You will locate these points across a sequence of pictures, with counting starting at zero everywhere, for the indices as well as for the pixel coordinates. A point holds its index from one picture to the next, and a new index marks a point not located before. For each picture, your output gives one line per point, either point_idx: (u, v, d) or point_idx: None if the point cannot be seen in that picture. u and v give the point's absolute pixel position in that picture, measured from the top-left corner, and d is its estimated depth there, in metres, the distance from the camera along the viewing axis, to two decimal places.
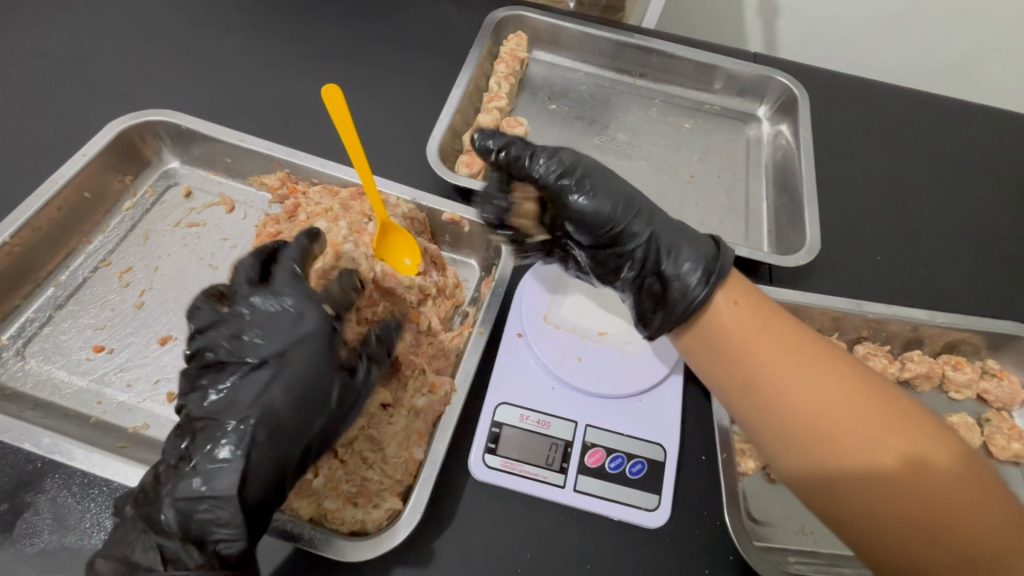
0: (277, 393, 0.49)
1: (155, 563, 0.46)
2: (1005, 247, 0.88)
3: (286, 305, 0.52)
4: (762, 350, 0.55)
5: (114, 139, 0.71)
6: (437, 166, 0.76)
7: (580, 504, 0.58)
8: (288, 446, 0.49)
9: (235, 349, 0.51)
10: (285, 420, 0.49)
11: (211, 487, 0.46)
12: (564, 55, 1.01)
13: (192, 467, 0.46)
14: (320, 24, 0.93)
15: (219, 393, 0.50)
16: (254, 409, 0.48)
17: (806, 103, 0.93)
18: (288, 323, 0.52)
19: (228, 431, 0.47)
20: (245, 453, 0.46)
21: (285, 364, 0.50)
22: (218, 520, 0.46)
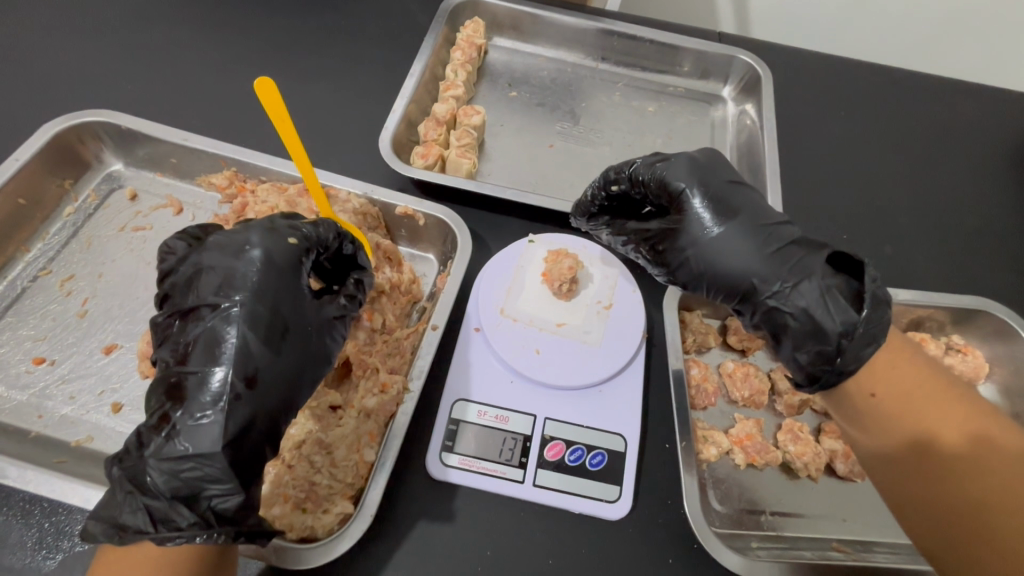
0: (245, 332, 0.48)
1: (144, 525, 0.43)
2: (970, 221, 0.87)
3: (252, 245, 0.51)
4: (909, 387, 0.53)
5: (49, 142, 0.69)
6: (389, 159, 0.74)
7: (539, 499, 0.57)
8: (271, 395, 0.48)
9: (201, 297, 0.50)
10: (264, 366, 0.48)
11: (197, 443, 0.44)
12: (525, 41, 0.99)
13: (172, 426, 0.45)
14: (268, 16, 0.91)
15: (187, 343, 0.48)
16: (227, 358, 0.47)
17: (770, 81, 0.92)
18: (253, 264, 0.51)
19: (207, 383, 0.46)
20: (227, 407, 0.45)
21: (256, 305, 0.49)
22: (208, 476, 0.44)
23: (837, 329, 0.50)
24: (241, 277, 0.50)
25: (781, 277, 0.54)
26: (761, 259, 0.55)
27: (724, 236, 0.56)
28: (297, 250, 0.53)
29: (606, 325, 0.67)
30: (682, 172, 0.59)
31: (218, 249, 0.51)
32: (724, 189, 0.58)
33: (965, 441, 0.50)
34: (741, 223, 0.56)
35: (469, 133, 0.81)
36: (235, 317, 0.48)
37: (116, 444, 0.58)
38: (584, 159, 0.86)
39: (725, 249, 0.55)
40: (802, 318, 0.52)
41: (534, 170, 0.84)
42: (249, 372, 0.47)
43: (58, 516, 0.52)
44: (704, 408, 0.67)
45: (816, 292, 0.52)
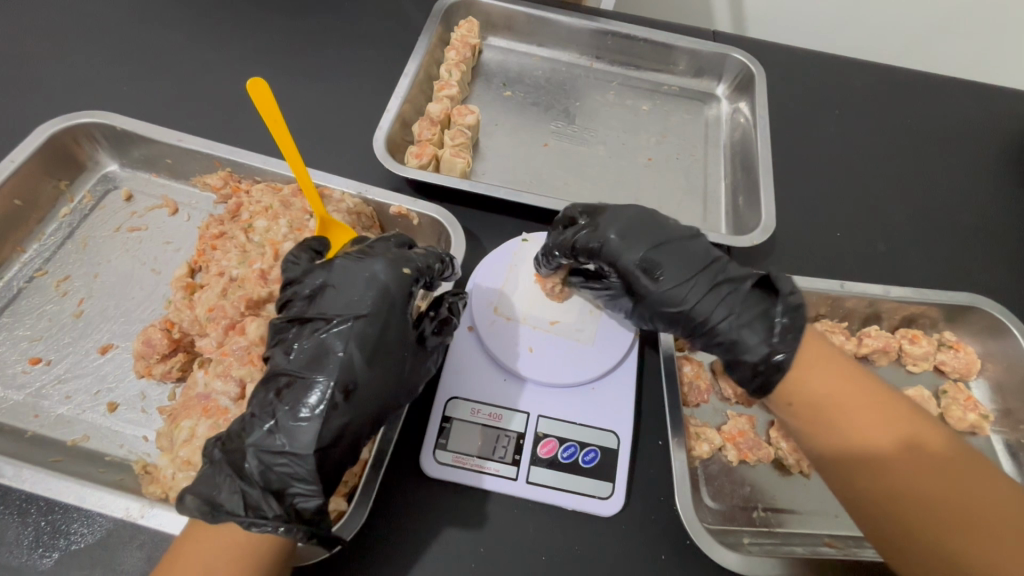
0: (355, 352, 0.50)
1: (237, 508, 0.46)
2: (963, 218, 0.88)
3: (370, 268, 0.54)
4: (825, 392, 0.53)
5: (45, 143, 0.69)
6: (384, 158, 0.74)
7: (533, 496, 0.58)
8: (364, 411, 0.50)
9: (321, 307, 0.53)
10: (362, 381, 0.50)
11: (294, 442, 0.47)
12: (519, 40, 0.99)
13: (274, 422, 0.48)
14: (263, 17, 0.91)
15: (301, 349, 0.51)
16: (335, 370, 0.49)
17: (763, 80, 0.92)
18: (368, 285, 0.53)
19: (312, 391, 0.49)
20: (326, 414, 0.48)
21: (366, 326, 0.51)
22: (297, 475, 0.47)
23: (758, 359, 0.55)
24: (354, 297, 0.52)
25: (706, 318, 0.57)
26: (690, 305, 0.58)
27: (661, 291, 0.58)
28: (408, 275, 0.55)
29: (598, 323, 0.67)
30: (608, 237, 0.60)
31: (337, 267, 0.54)
32: (651, 240, 0.60)
33: (879, 445, 0.50)
34: (670, 272, 0.58)
35: (462, 133, 0.81)
36: (345, 334, 0.51)
37: (112, 443, 0.58)
38: (578, 158, 0.86)
39: (665, 301, 0.58)
40: (734, 352, 0.56)
41: (528, 169, 0.84)
42: (348, 386, 0.49)
43: (54, 515, 0.52)
44: (697, 405, 0.67)
45: (740, 327, 0.56)
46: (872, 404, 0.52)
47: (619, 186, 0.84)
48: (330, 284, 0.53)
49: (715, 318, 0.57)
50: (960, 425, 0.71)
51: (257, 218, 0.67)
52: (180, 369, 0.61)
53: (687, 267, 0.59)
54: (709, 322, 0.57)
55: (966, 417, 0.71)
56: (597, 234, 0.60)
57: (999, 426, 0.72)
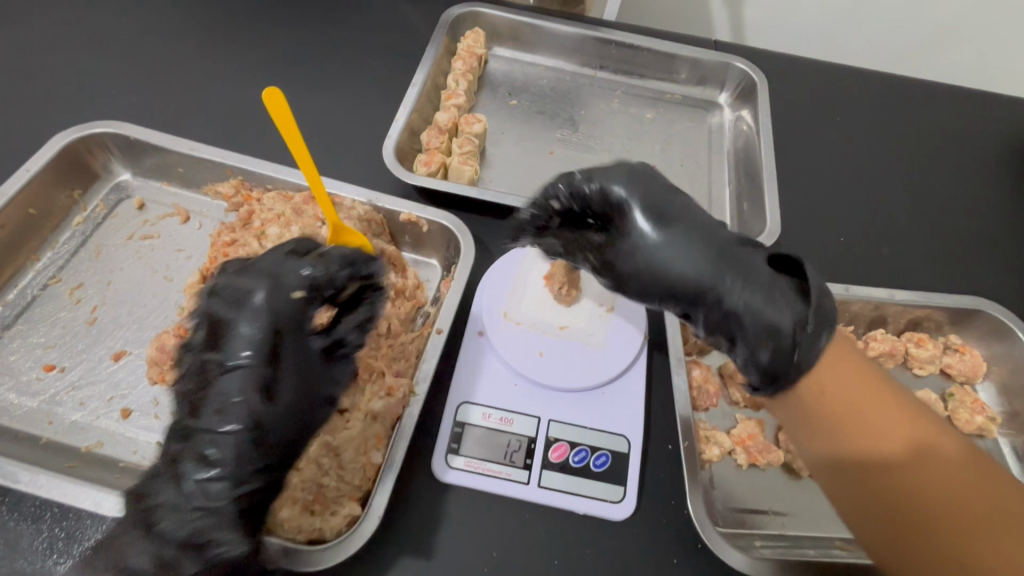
0: (251, 392, 0.48)
1: (148, 567, 0.45)
2: (965, 223, 0.88)
3: (257, 303, 0.51)
4: (857, 392, 0.51)
5: (58, 154, 0.70)
6: (393, 168, 0.75)
7: (546, 500, 0.58)
8: (276, 447, 0.49)
9: (213, 348, 0.51)
10: (267, 419, 0.48)
11: (207, 496, 0.46)
12: (524, 50, 1.00)
13: (177, 477, 0.47)
14: (273, 28, 0.93)
15: (195, 397, 0.49)
16: (231, 416, 0.48)
17: (765, 88, 0.94)
18: (258, 321, 0.50)
19: (208, 440, 0.47)
20: (229, 462, 0.47)
21: (256, 362, 0.49)
22: (213, 526, 0.45)
23: (789, 324, 0.50)
24: (242, 337, 0.50)
25: (731, 286, 0.52)
26: (715, 271, 0.53)
27: (677, 253, 0.54)
28: (298, 304, 0.52)
29: (607, 327, 0.68)
30: (615, 181, 0.57)
31: (220, 308, 0.52)
32: (677, 201, 0.58)
33: (893, 449, 0.49)
34: (689, 237, 0.55)
35: (470, 140, 0.82)
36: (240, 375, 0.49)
37: (126, 449, 0.58)
38: (583, 165, 0.87)
39: (671, 259, 0.54)
40: (767, 322, 0.50)
41: (535, 177, 0.85)
42: (251, 428, 0.47)
43: (69, 521, 0.52)
44: (706, 409, 0.68)
45: (764, 291, 0.51)
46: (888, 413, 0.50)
47: None
48: (218, 326, 0.51)
49: (728, 279, 0.52)
50: (968, 428, 0.71)
51: (269, 225, 0.68)
52: None
53: (702, 231, 0.55)
54: (730, 291, 0.52)
55: (973, 419, 0.71)
56: (619, 178, 0.57)
57: (1006, 428, 0.72)
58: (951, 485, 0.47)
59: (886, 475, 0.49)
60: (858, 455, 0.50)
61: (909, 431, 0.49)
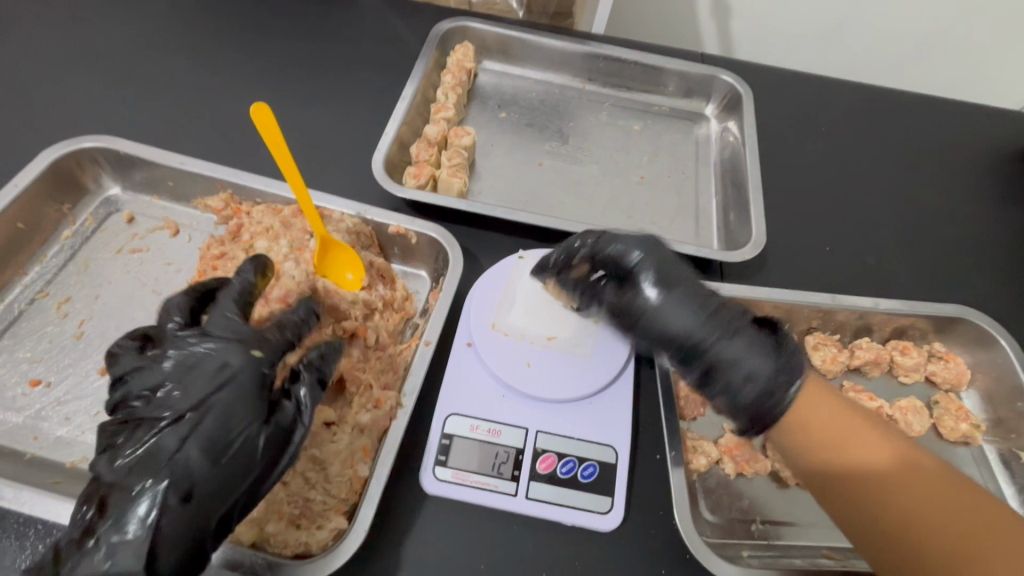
0: (192, 452, 0.47)
1: None
2: (948, 231, 0.90)
3: (217, 359, 0.51)
4: (827, 414, 0.57)
5: (48, 168, 0.70)
6: (383, 180, 0.76)
7: (534, 511, 0.58)
8: (204, 514, 0.46)
9: (154, 405, 0.50)
10: (201, 480, 0.47)
11: (119, 560, 0.44)
12: (513, 63, 1.02)
13: (98, 539, 0.45)
14: (265, 43, 0.94)
15: (126, 457, 0.47)
16: (167, 470, 0.46)
17: (750, 100, 0.95)
18: (215, 376, 0.50)
19: (138, 496, 0.45)
20: (154, 523, 0.45)
21: (205, 420, 0.48)
22: None
23: (760, 385, 0.57)
24: (202, 376, 0.50)
25: (714, 340, 0.58)
26: (700, 328, 0.59)
27: (665, 310, 0.61)
28: (259, 362, 0.52)
29: (595, 338, 0.68)
30: (635, 248, 0.65)
31: (173, 358, 0.51)
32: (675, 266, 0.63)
33: (875, 466, 0.54)
34: (679, 294, 0.61)
35: (459, 153, 0.83)
36: (186, 431, 0.48)
37: None
38: (572, 177, 0.88)
39: (665, 316, 0.61)
40: (735, 387, 0.58)
41: (524, 188, 0.86)
42: (184, 488, 0.46)
43: (52, 537, 0.51)
44: (693, 418, 0.68)
45: (746, 350, 0.58)
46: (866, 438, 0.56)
47: (614, 203, 0.86)
48: (168, 379, 0.50)
49: (711, 340, 0.59)
50: (953, 435, 0.72)
51: (258, 239, 0.69)
52: None
53: (692, 289, 0.62)
54: (712, 342, 0.59)
55: (958, 426, 0.72)
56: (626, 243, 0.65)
57: (991, 435, 0.73)
58: (908, 491, 0.52)
59: (853, 485, 0.55)
60: (833, 470, 0.56)
61: (872, 446, 0.55)
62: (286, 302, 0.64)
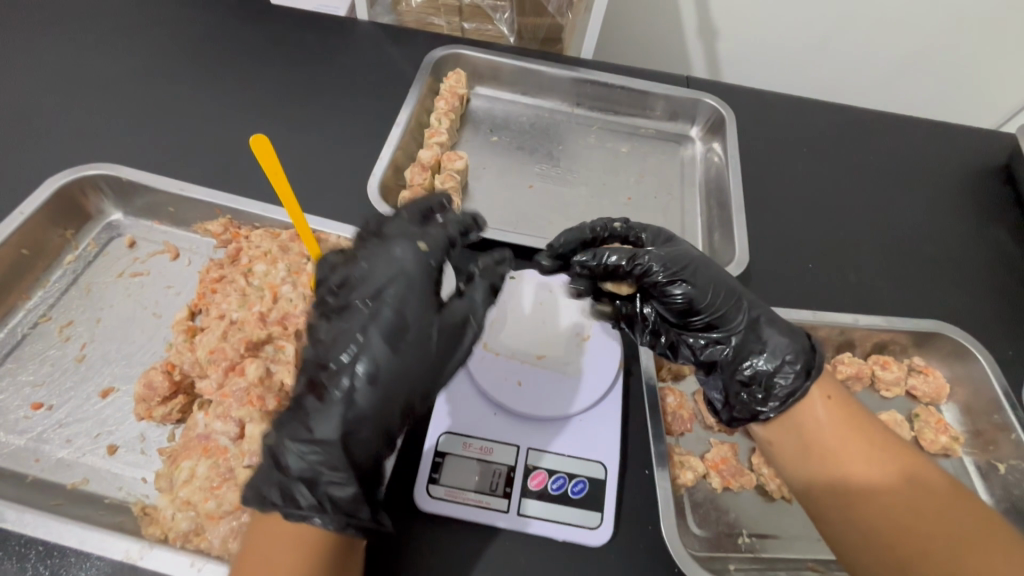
0: (376, 338, 0.51)
1: (274, 496, 0.48)
2: (925, 248, 0.93)
3: (393, 255, 0.55)
4: (840, 428, 0.58)
5: (53, 195, 0.72)
6: (378, 204, 0.78)
7: (525, 528, 0.59)
8: (389, 396, 0.51)
9: (348, 290, 0.55)
10: (384, 366, 0.51)
11: (320, 429, 0.49)
12: (504, 88, 1.05)
13: (304, 413, 0.50)
14: (263, 71, 0.97)
15: (328, 332, 0.53)
16: (361, 354, 0.51)
17: (733, 122, 0.99)
18: (392, 268, 0.54)
19: (340, 370, 0.51)
20: (349, 399, 0.50)
21: (383, 309, 0.52)
22: (326, 463, 0.49)
23: (773, 372, 0.59)
24: (388, 262, 0.55)
25: (733, 327, 0.62)
26: (720, 313, 0.61)
27: (689, 295, 0.61)
28: (425, 257, 0.55)
29: (584, 355, 0.71)
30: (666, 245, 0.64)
31: (366, 250, 0.56)
32: (701, 261, 0.63)
33: (871, 477, 0.56)
34: (706, 283, 0.61)
35: (452, 176, 0.86)
36: (377, 314, 0.52)
37: (111, 485, 0.59)
38: (562, 198, 0.91)
39: (694, 295, 0.61)
40: (756, 367, 0.60)
41: (514, 210, 0.89)
42: (371, 371, 0.50)
43: (53, 559, 0.52)
44: (681, 434, 0.70)
45: (764, 338, 0.60)
46: (865, 447, 0.57)
47: None
48: (356, 274, 0.55)
49: (738, 318, 0.62)
50: (933, 448, 0.74)
51: (256, 263, 0.71)
52: (180, 411, 0.63)
53: (720, 277, 0.62)
54: (729, 325, 0.62)
55: (938, 439, 0.74)
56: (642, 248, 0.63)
57: (970, 447, 0.75)
58: (909, 508, 0.54)
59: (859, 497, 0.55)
60: (829, 476, 0.57)
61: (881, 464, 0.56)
62: (284, 324, 0.66)
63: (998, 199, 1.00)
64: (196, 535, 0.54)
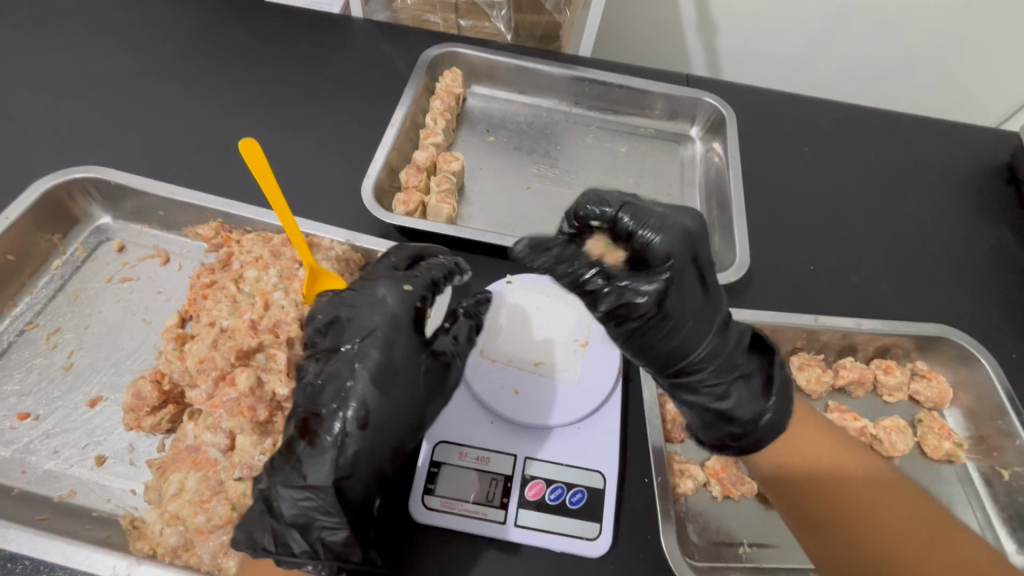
0: (364, 381, 0.52)
1: (267, 544, 0.50)
2: (929, 249, 0.92)
3: (379, 298, 0.56)
4: (808, 460, 0.57)
5: (39, 199, 0.71)
6: (372, 207, 0.77)
7: (521, 540, 0.58)
8: (381, 438, 0.52)
9: (335, 335, 0.56)
10: (375, 408, 0.51)
11: (314, 475, 0.50)
12: (502, 87, 1.04)
13: (296, 458, 0.51)
14: (256, 70, 0.95)
15: (320, 378, 0.54)
16: (349, 398, 0.52)
17: (734, 122, 0.97)
18: (378, 311, 0.55)
19: (331, 417, 0.51)
20: (341, 443, 0.50)
21: (372, 352, 0.53)
22: (320, 508, 0.50)
23: (744, 419, 0.56)
24: (374, 305, 0.56)
25: (711, 375, 0.54)
26: (700, 359, 0.54)
27: (672, 341, 0.52)
28: (410, 297, 0.57)
29: (582, 363, 0.69)
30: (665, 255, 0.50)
31: (353, 293, 0.58)
32: (691, 284, 0.51)
33: (832, 475, 0.56)
34: (692, 321, 0.52)
35: (448, 178, 0.84)
36: (364, 358, 0.53)
37: (99, 498, 0.58)
38: (560, 200, 0.90)
39: (677, 342, 0.52)
40: (729, 414, 0.56)
41: (511, 212, 0.87)
42: (362, 414, 0.51)
43: (39, 574, 0.51)
44: (681, 441, 0.69)
45: (735, 384, 0.55)
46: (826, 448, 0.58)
47: None
48: (344, 316, 0.56)
49: (722, 355, 0.54)
50: (936, 454, 0.73)
51: (247, 268, 0.69)
52: (170, 421, 0.62)
53: (705, 312, 0.53)
54: (706, 372, 0.54)
55: (941, 445, 0.73)
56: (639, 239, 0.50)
57: (974, 453, 0.74)
58: (885, 521, 0.52)
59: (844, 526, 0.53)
60: (792, 474, 0.57)
61: (858, 492, 0.54)
62: (275, 332, 0.64)
63: (1002, 199, 0.99)
64: (185, 549, 0.53)
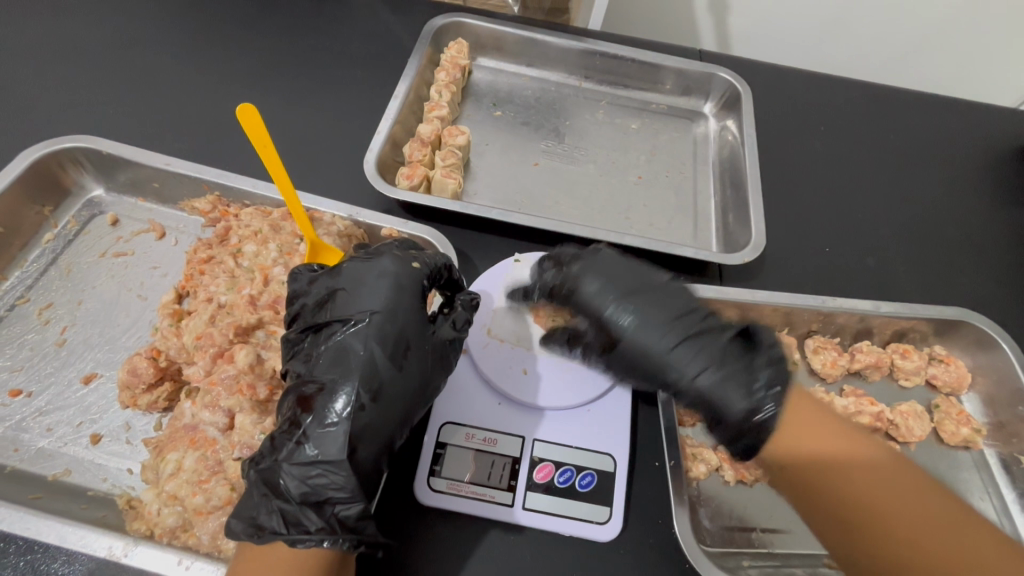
0: (375, 350, 0.51)
1: (277, 526, 0.46)
2: (948, 232, 0.89)
3: (382, 270, 0.56)
4: (822, 454, 0.53)
5: (30, 167, 0.68)
6: (375, 180, 0.73)
7: (532, 523, 0.57)
8: (393, 409, 0.51)
9: (336, 308, 0.55)
10: (386, 380, 0.51)
11: (325, 450, 0.48)
12: (508, 60, 1.00)
13: (302, 433, 0.49)
14: (253, 39, 0.91)
15: (322, 353, 0.53)
16: (358, 370, 0.50)
17: (749, 98, 0.93)
18: (383, 282, 0.55)
19: (339, 390, 0.50)
20: (352, 416, 0.49)
21: (380, 322, 0.53)
22: (334, 484, 0.48)
23: (742, 421, 0.55)
24: (377, 276, 0.55)
25: (688, 372, 0.57)
26: (673, 357, 0.58)
27: (636, 335, 0.59)
28: (417, 273, 0.57)
29: None
30: (596, 274, 0.62)
31: (352, 265, 0.57)
32: (623, 291, 0.61)
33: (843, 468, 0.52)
34: (651, 316, 0.60)
35: (454, 153, 0.81)
36: (369, 330, 0.52)
37: (95, 477, 0.56)
38: (569, 177, 0.87)
39: (639, 343, 0.59)
40: (729, 415, 0.56)
41: (519, 189, 0.84)
42: (373, 386, 0.50)
43: (33, 554, 0.49)
44: (693, 424, 0.68)
45: (721, 384, 0.56)
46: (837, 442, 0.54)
47: (611, 203, 0.85)
48: (343, 289, 0.55)
49: (694, 349, 0.58)
50: (953, 440, 0.71)
51: (246, 243, 0.67)
52: (167, 399, 0.60)
53: (658, 306, 0.60)
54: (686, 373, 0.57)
55: (959, 431, 0.71)
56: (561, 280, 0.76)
57: (992, 439, 0.72)
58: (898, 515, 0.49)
59: (863, 523, 0.50)
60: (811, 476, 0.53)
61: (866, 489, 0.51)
62: (275, 308, 0.62)
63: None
64: (184, 531, 0.52)
